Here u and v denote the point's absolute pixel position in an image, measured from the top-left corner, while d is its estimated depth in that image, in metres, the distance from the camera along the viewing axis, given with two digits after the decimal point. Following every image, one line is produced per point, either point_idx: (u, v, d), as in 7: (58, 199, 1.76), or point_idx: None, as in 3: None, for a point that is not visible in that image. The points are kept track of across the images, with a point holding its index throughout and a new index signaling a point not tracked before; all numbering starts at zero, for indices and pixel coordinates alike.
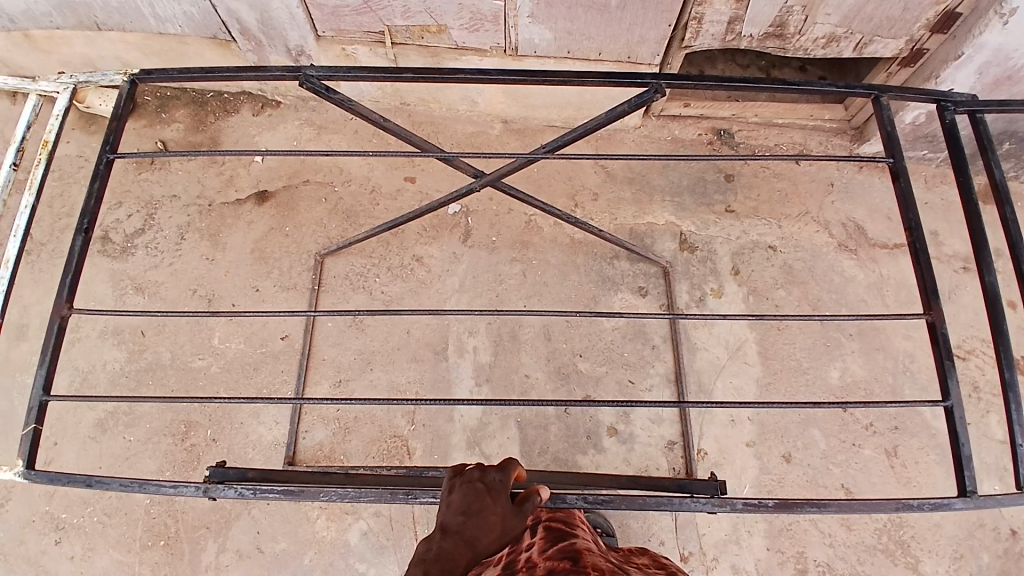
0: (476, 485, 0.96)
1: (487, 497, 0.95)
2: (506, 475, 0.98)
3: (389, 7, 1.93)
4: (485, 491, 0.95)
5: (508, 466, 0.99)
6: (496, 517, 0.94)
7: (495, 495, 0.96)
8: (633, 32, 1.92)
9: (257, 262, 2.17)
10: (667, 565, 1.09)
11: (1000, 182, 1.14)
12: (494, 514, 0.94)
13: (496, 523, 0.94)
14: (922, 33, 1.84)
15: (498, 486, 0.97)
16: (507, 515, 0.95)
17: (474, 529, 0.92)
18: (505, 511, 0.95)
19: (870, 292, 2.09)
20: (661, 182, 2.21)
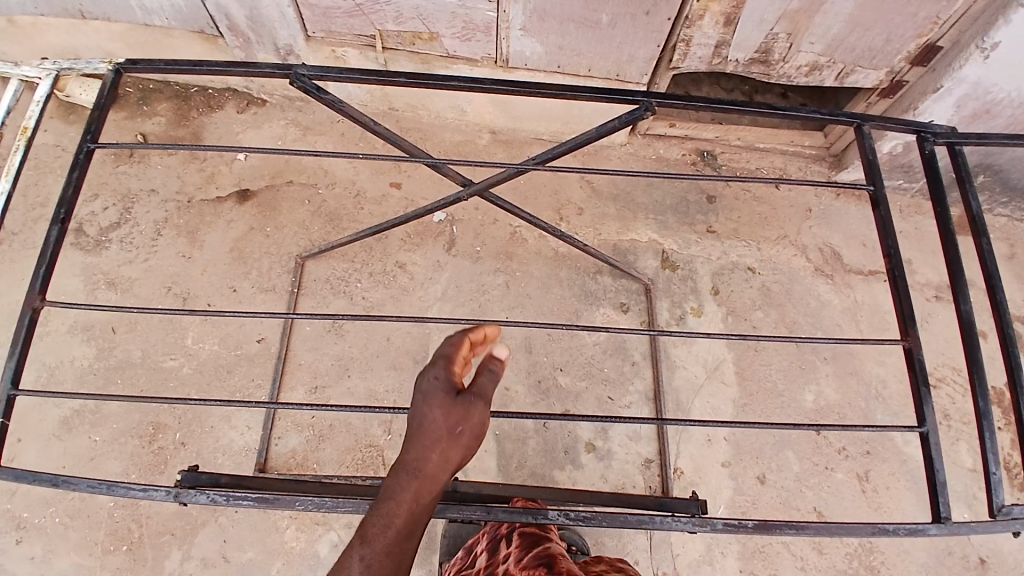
0: (422, 387, 0.88)
1: (439, 395, 0.86)
2: (452, 360, 0.90)
3: (382, 12, 1.92)
4: (434, 390, 0.87)
5: (451, 348, 0.91)
6: (458, 411, 0.86)
7: (446, 390, 0.87)
8: (622, 50, 1.94)
9: (235, 262, 2.13)
10: (624, 568, 1.37)
11: (976, 213, 1.18)
12: (452, 410, 0.86)
13: (458, 418, 0.86)
14: (902, 64, 1.89)
15: (447, 378, 0.88)
16: (471, 404, 0.87)
17: (436, 437, 0.85)
18: (465, 401, 0.87)
19: (844, 317, 2.14)
20: (645, 200, 2.24)
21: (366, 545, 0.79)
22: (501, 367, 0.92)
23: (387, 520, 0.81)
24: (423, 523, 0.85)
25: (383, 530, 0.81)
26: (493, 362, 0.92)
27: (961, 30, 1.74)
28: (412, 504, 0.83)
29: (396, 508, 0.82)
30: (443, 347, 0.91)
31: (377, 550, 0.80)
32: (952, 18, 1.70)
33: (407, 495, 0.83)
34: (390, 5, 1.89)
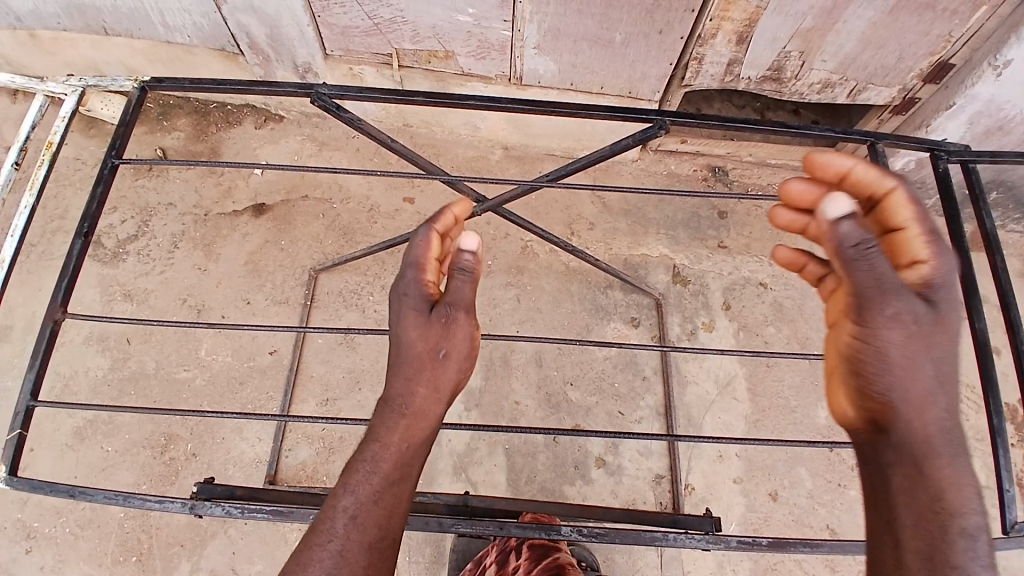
0: (395, 310, 0.96)
1: (414, 316, 0.94)
2: (422, 272, 0.96)
3: (399, 30, 1.96)
4: (408, 311, 0.95)
5: (419, 256, 0.96)
6: (432, 329, 0.94)
7: (420, 311, 0.95)
8: (635, 68, 1.96)
9: (249, 274, 2.16)
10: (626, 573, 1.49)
11: (990, 231, 1.17)
12: (428, 329, 0.94)
13: (436, 335, 0.95)
14: (915, 81, 1.90)
15: (418, 296, 0.95)
16: (446, 319, 0.95)
17: (416, 358, 0.95)
18: (440, 316, 0.95)
19: None
20: (656, 216, 2.24)
21: (352, 489, 0.87)
22: (474, 264, 0.95)
23: (375, 463, 0.90)
24: (414, 458, 0.93)
25: (370, 473, 0.89)
26: (464, 262, 0.96)
27: (973, 47, 1.74)
28: (400, 440, 0.92)
29: (382, 450, 0.91)
30: (411, 257, 0.96)
31: (364, 495, 0.87)
32: (964, 36, 1.70)
33: (393, 434, 0.92)
34: (407, 24, 1.93)
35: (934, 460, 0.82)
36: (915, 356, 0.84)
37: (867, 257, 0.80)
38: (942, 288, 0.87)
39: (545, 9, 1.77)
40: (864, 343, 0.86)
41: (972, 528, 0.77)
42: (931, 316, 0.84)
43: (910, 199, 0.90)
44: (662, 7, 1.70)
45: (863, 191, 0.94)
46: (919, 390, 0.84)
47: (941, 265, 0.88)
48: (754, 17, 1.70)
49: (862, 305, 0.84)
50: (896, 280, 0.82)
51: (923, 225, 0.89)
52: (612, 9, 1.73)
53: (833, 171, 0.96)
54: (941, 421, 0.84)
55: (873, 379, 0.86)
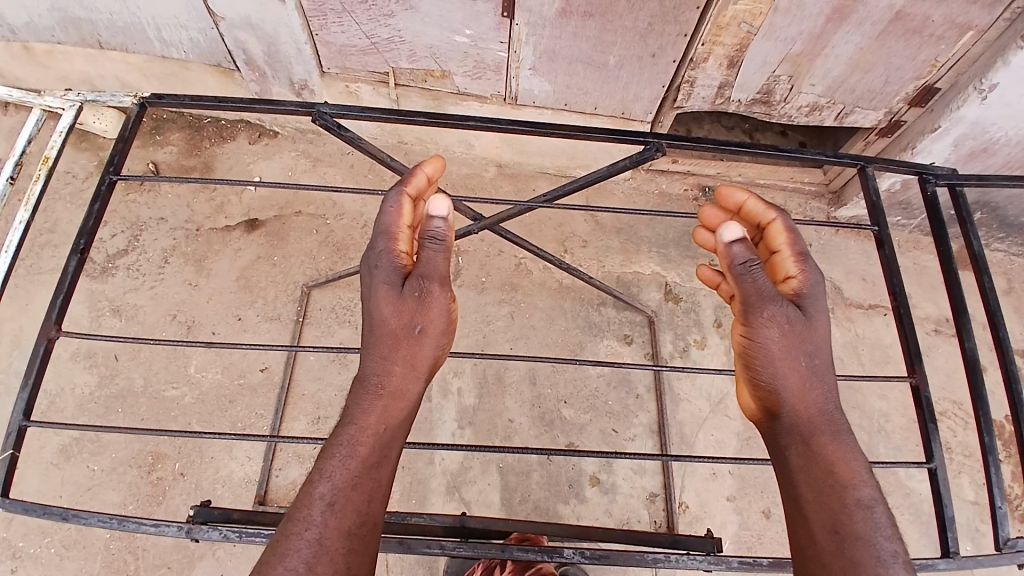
0: (368, 284, 0.97)
1: (384, 290, 0.95)
2: (393, 243, 0.98)
3: (396, 50, 1.98)
4: (380, 284, 0.95)
5: (389, 226, 0.97)
6: (405, 303, 0.95)
7: (389, 285, 0.95)
8: (628, 89, 2.00)
9: (241, 290, 2.14)
10: None
11: (978, 252, 1.21)
12: (401, 304, 0.95)
13: (410, 311, 0.95)
14: (901, 105, 1.96)
15: (390, 267, 0.96)
16: (418, 291, 0.95)
17: (391, 333, 0.95)
18: (411, 289, 0.95)
19: (846, 351, 2.15)
20: (648, 234, 2.27)
21: (328, 475, 0.87)
22: (444, 232, 0.96)
23: (351, 447, 0.90)
24: (391, 440, 0.93)
25: (346, 458, 0.88)
26: (435, 230, 0.96)
27: (958, 72, 1.80)
28: (377, 420, 0.92)
29: (358, 434, 0.91)
30: (381, 227, 0.98)
31: (341, 481, 0.87)
32: (949, 62, 1.76)
33: (369, 416, 0.92)
34: (405, 44, 1.95)
35: (821, 442, 0.90)
36: (793, 354, 0.92)
37: (746, 271, 0.92)
38: (814, 293, 0.96)
39: (541, 32, 1.80)
40: (749, 343, 0.94)
41: (865, 499, 0.84)
42: (807, 319, 0.93)
43: (786, 228, 0.99)
44: (655, 31, 1.74)
45: (752, 218, 1.04)
46: (801, 382, 0.92)
47: (811, 276, 0.97)
48: (744, 42, 1.75)
49: (745, 310, 0.93)
50: (771, 286, 0.92)
51: (794, 244, 0.98)
52: (606, 32, 1.76)
53: (727, 202, 1.06)
54: (823, 406, 0.92)
55: (761, 376, 0.93)
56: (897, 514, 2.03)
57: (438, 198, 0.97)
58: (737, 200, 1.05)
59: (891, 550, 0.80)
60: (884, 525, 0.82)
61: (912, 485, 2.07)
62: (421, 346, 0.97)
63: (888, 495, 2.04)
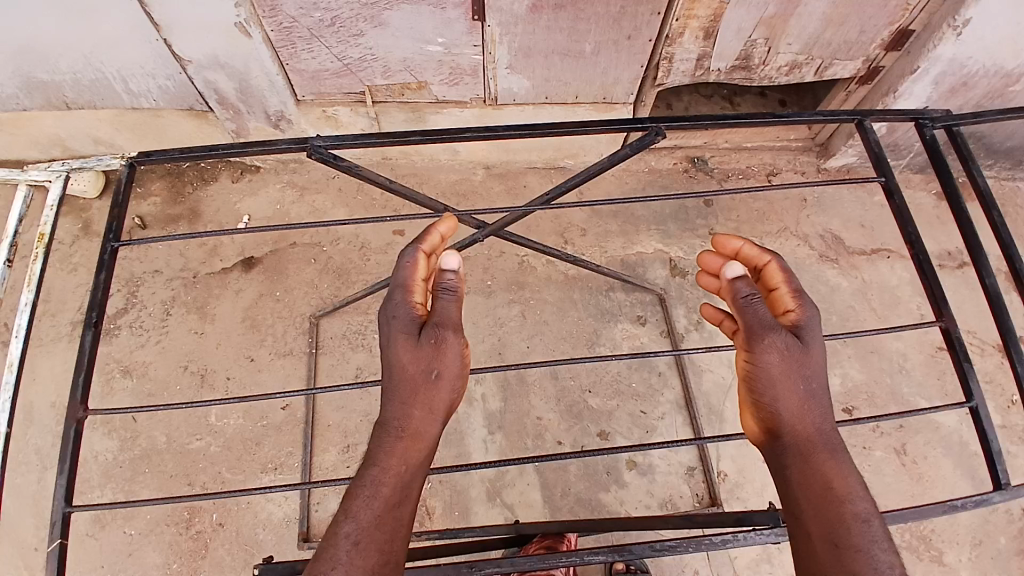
0: (386, 334, 0.95)
1: (403, 337, 0.94)
2: (409, 294, 0.97)
3: (369, 68, 1.97)
4: (398, 333, 0.95)
5: (406, 279, 0.97)
6: (422, 351, 0.93)
7: (408, 333, 0.94)
8: (607, 74, 1.99)
9: (248, 331, 2.12)
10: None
11: (984, 188, 1.22)
12: (419, 351, 0.94)
13: (427, 358, 0.94)
14: (878, 51, 1.97)
15: (407, 317, 0.96)
16: (435, 338, 0.94)
17: (410, 379, 0.94)
18: (428, 337, 0.94)
19: (856, 298, 2.17)
20: (645, 213, 2.27)
21: (353, 515, 0.86)
22: (456, 283, 0.97)
23: (374, 487, 0.89)
24: (413, 479, 0.92)
25: (370, 498, 0.87)
26: (448, 283, 0.98)
27: (930, 12, 1.81)
28: (400, 461, 0.91)
29: (382, 474, 0.90)
30: (399, 280, 0.98)
31: (365, 520, 0.86)
32: (920, 3, 1.77)
33: (391, 457, 0.91)
34: (377, 61, 1.94)
35: (819, 459, 0.90)
36: (793, 378, 0.91)
37: (747, 302, 0.93)
38: (811, 323, 0.96)
39: (513, 30, 1.80)
40: (749, 368, 0.93)
41: (863, 513, 0.85)
42: (806, 346, 0.93)
43: (782, 269, 1.00)
44: (628, 14, 1.73)
45: (747, 262, 1.05)
46: (800, 404, 0.92)
47: (808, 309, 0.98)
48: (718, 12, 1.76)
49: (746, 337, 0.92)
50: (769, 316, 0.92)
51: (791, 283, 0.99)
52: (579, 21, 1.76)
53: (722, 248, 1.08)
54: (821, 427, 0.92)
55: (762, 399, 0.92)
56: (931, 450, 2.07)
57: (450, 253, 0.99)
58: (733, 247, 1.07)
59: (889, 564, 0.81)
60: (881, 537, 0.84)
61: (941, 419, 2.10)
62: (439, 389, 0.94)
63: (919, 432, 2.08)
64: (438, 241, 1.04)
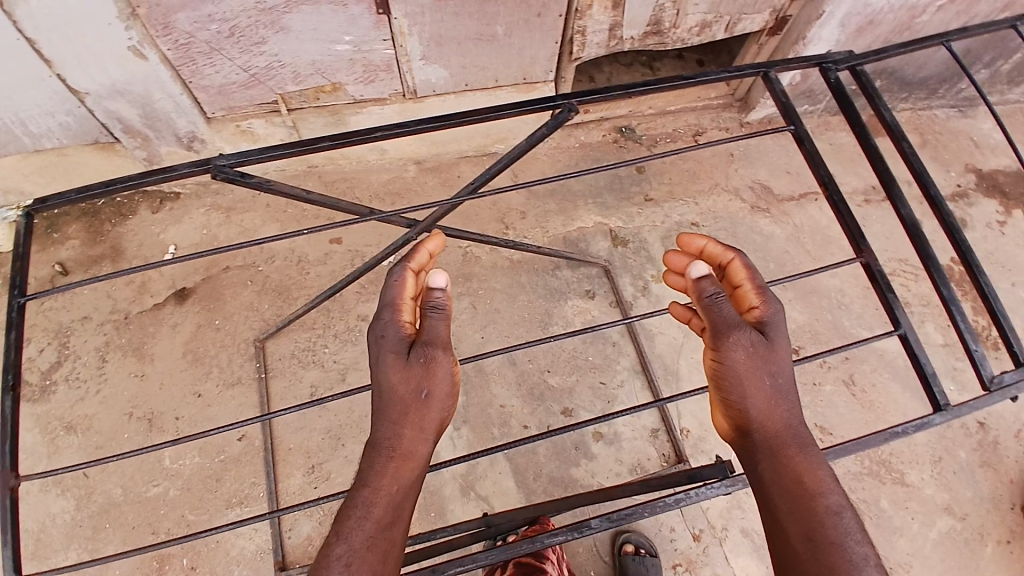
0: (374, 353, 0.93)
1: (392, 357, 0.92)
2: (398, 312, 0.95)
3: (278, 75, 1.90)
4: (386, 352, 0.92)
5: (394, 297, 0.95)
6: (412, 369, 0.91)
7: (398, 352, 0.92)
8: (523, 55, 1.97)
9: (192, 366, 2.04)
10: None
11: (891, 121, 1.24)
12: (408, 370, 0.91)
13: (418, 377, 0.91)
14: (783, 1, 2.01)
15: (397, 336, 0.93)
16: (423, 357, 0.92)
17: (400, 400, 0.91)
18: (418, 357, 0.92)
19: (790, 243, 2.24)
20: (581, 188, 2.29)
21: (346, 536, 0.83)
22: (445, 301, 0.95)
23: (367, 508, 0.86)
24: (405, 499, 0.89)
25: (362, 519, 0.84)
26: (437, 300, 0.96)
27: None
28: (390, 482, 0.88)
29: (373, 495, 0.87)
30: (386, 298, 0.96)
31: (359, 542, 0.83)
32: None
33: (382, 477, 0.89)
34: (285, 67, 1.88)
35: (789, 454, 0.91)
36: (759, 374, 0.92)
37: (713, 300, 0.94)
38: (776, 318, 0.98)
39: (421, 20, 1.76)
40: (717, 368, 0.94)
41: (835, 506, 0.86)
42: (771, 342, 0.94)
43: (746, 266, 1.02)
44: None
45: (712, 259, 1.07)
46: (768, 400, 0.93)
47: (773, 305, 0.99)
48: None
49: (712, 335, 0.93)
50: (733, 313, 0.93)
51: (754, 280, 1.00)
52: (486, 4, 1.73)
53: (686, 246, 1.09)
54: (789, 422, 0.94)
55: (731, 397, 0.93)
56: (879, 376, 2.17)
57: (438, 270, 0.96)
58: (697, 245, 1.08)
59: (863, 555, 0.82)
60: (855, 530, 0.84)
61: (884, 345, 2.21)
62: (430, 409, 0.92)
63: (865, 361, 2.18)
64: (430, 259, 1.02)
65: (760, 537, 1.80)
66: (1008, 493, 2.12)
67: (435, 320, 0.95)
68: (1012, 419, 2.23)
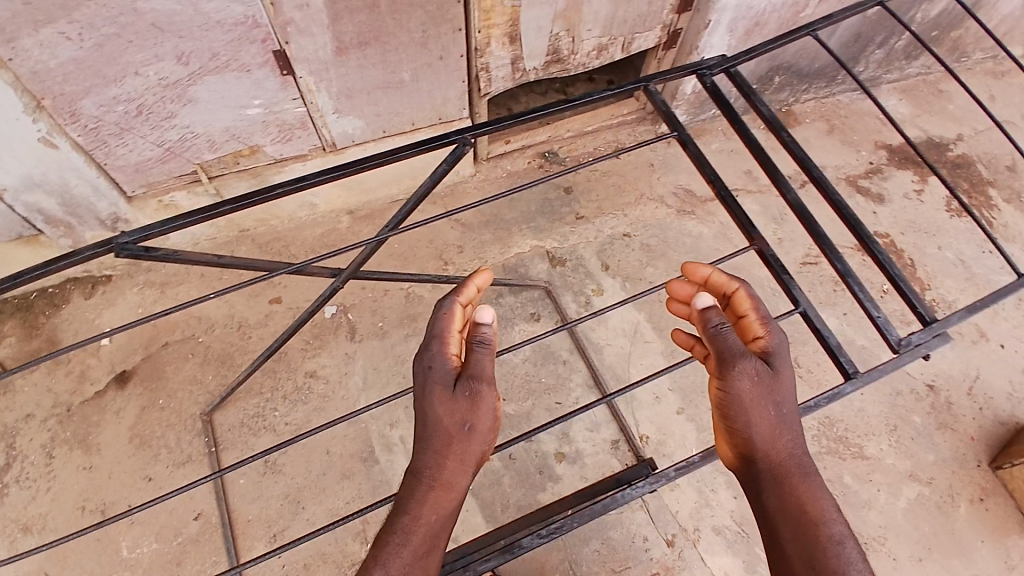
0: (421, 384, 0.95)
1: (438, 389, 0.94)
2: (445, 345, 0.97)
3: (193, 146, 1.91)
4: (433, 384, 0.95)
5: (442, 330, 0.97)
6: (457, 404, 0.93)
7: (444, 385, 0.94)
8: (434, 96, 2.03)
9: (140, 450, 1.97)
10: None
11: (769, 115, 1.32)
12: (453, 404, 0.93)
13: (461, 412, 0.93)
14: (671, 16, 2.12)
15: (444, 369, 0.95)
16: (468, 392, 0.93)
17: (444, 433, 0.93)
18: (463, 391, 0.94)
19: (718, 240, 2.33)
20: (513, 215, 2.34)
21: (385, 562, 0.88)
22: (491, 336, 0.95)
23: (405, 535, 0.91)
24: (442, 528, 0.93)
25: (400, 547, 0.89)
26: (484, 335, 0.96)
27: None
28: (430, 511, 0.92)
29: (411, 523, 0.91)
30: (435, 330, 0.98)
31: (396, 568, 0.88)
32: None
33: (421, 506, 0.92)
34: (199, 137, 1.88)
35: (793, 482, 0.96)
36: (762, 403, 0.96)
37: (718, 331, 0.98)
38: (780, 348, 1.02)
39: (327, 76, 1.81)
40: (722, 396, 0.97)
41: (837, 535, 0.92)
42: (775, 371, 0.98)
43: (749, 295, 1.07)
44: (432, 36, 1.79)
45: (717, 287, 1.12)
46: (772, 429, 0.97)
47: (776, 334, 1.03)
48: (514, 16, 1.85)
49: (719, 365, 0.97)
50: (740, 343, 0.96)
51: (758, 309, 1.05)
52: (387, 53, 1.79)
53: (694, 274, 1.14)
54: (792, 451, 0.98)
55: (736, 425, 0.97)
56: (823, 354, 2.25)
57: (486, 305, 0.97)
58: (702, 273, 1.13)
59: None
60: (856, 558, 0.90)
61: None
62: (471, 443, 0.94)
63: (808, 342, 2.26)
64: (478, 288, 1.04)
65: (733, 532, 1.81)
66: (972, 452, 2.19)
67: (483, 354, 0.96)
68: (960, 376, 2.31)
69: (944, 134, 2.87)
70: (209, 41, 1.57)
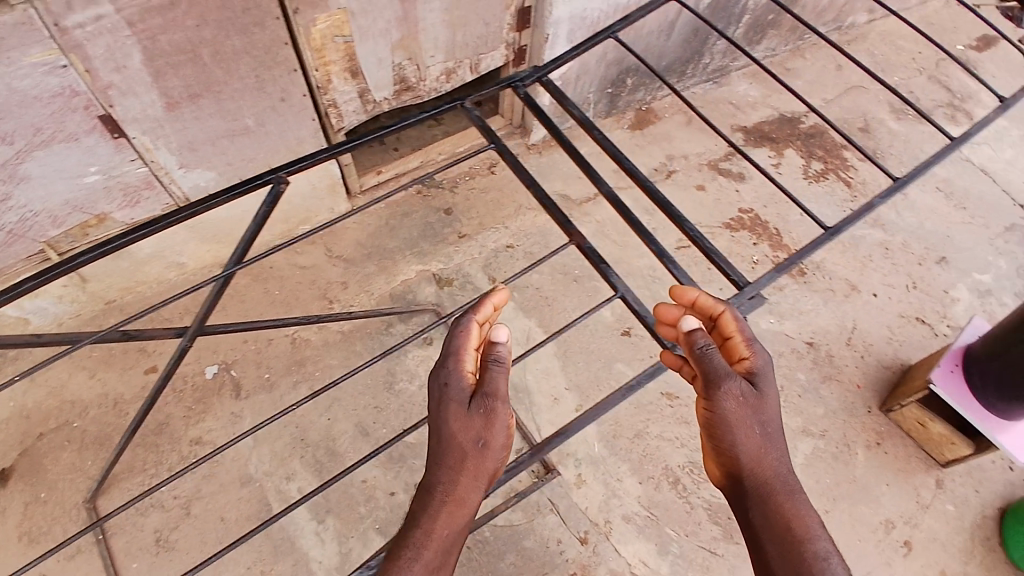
0: (438, 399, 1.00)
1: (454, 405, 0.99)
2: (462, 362, 1.03)
3: (34, 224, 1.80)
4: (449, 400, 1.00)
5: (458, 346, 1.04)
6: (472, 419, 0.98)
7: (460, 401, 0.99)
8: (285, 137, 2.00)
9: (19, 555, 1.81)
10: None
11: (581, 116, 1.39)
12: (468, 419, 0.98)
13: (476, 427, 0.98)
14: (513, 34, 2.21)
15: (460, 386, 1.01)
16: (483, 407, 0.98)
17: (458, 448, 0.97)
18: (478, 407, 0.99)
19: (597, 238, 2.41)
20: (395, 243, 2.33)
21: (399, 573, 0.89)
22: (506, 354, 1.02)
23: (418, 549, 0.92)
24: (453, 544, 0.95)
25: (412, 561, 0.91)
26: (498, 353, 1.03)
27: None
28: (443, 525, 0.95)
29: (424, 536, 0.93)
30: (452, 348, 1.04)
31: None
32: None
33: (434, 520, 0.95)
34: (39, 214, 1.78)
35: (779, 500, 0.99)
36: (748, 419, 1.01)
37: (704, 351, 1.03)
38: (764, 368, 1.08)
39: (162, 133, 1.75)
40: (710, 415, 1.03)
41: (822, 552, 0.94)
42: (758, 391, 1.04)
43: (735, 318, 1.13)
44: (266, 80, 1.78)
45: (704, 311, 1.17)
46: (758, 446, 1.02)
47: (761, 356, 1.09)
48: (349, 52, 1.88)
49: (706, 384, 1.02)
50: (725, 364, 1.02)
51: (744, 331, 1.11)
52: (223, 102, 1.77)
53: (681, 298, 1.19)
54: (779, 469, 1.02)
55: (724, 441, 1.02)
56: None
57: (502, 326, 1.04)
58: (690, 297, 1.18)
59: None
60: None
61: None
62: (485, 459, 0.98)
63: None
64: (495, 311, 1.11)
65: (642, 518, 1.86)
66: (860, 399, 2.33)
67: (495, 370, 1.02)
68: (837, 330, 2.46)
69: (795, 108, 3.09)
70: (28, 117, 1.51)
